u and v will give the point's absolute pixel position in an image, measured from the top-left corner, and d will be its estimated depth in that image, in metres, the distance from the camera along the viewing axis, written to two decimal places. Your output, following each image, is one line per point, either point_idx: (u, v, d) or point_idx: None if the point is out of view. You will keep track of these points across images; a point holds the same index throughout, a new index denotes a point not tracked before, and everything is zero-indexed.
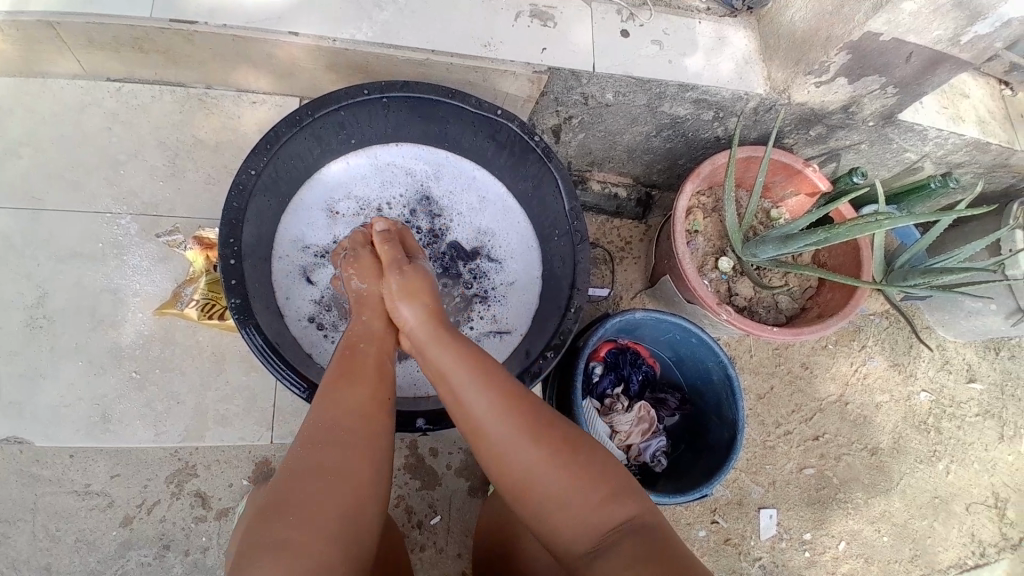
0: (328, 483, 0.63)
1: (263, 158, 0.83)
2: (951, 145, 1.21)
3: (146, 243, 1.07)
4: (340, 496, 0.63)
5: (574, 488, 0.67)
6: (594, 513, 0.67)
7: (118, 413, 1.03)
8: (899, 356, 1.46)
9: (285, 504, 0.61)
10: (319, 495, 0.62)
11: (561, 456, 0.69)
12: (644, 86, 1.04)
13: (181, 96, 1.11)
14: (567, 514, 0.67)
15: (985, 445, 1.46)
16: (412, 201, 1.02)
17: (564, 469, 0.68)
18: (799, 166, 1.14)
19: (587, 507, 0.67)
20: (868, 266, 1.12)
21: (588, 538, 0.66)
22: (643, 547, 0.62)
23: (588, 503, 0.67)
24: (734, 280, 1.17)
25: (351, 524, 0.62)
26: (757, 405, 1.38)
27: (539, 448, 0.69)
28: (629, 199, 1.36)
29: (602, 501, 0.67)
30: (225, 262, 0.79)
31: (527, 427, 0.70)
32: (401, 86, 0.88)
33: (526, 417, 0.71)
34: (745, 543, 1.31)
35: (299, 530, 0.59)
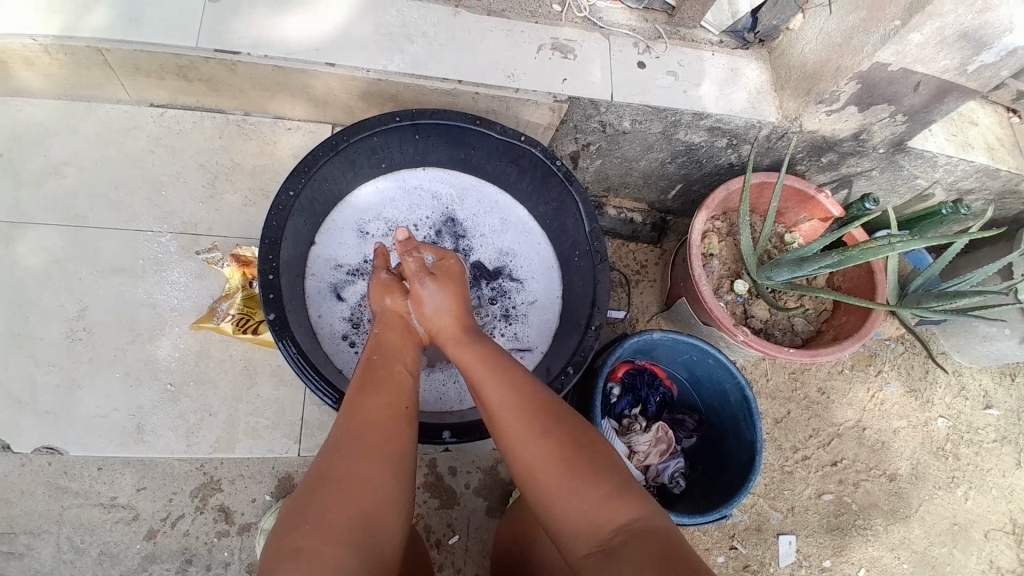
0: (348, 490, 0.65)
1: (301, 180, 0.87)
2: (962, 171, 1.24)
3: (185, 261, 1.11)
4: (357, 507, 0.64)
5: (581, 488, 0.68)
6: (598, 516, 0.67)
7: (151, 423, 1.05)
8: (916, 381, 1.46)
9: (306, 514, 0.63)
10: (339, 503, 0.64)
11: (569, 457, 0.70)
12: (660, 114, 1.09)
13: (220, 122, 1.17)
14: (574, 516, 0.67)
15: (1004, 471, 1.45)
16: (437, 222, 1.06)
17: (573, 469, 0.69)
18: (811, 192, 1.18)
19: (592, 509, 0.67)
20: (882, 289, 1.13)
21: (594, 539, 0.66)
22: (646, 550, 0.62)
23: (595, 503, 0.67)
24: (750, 302, 1.20)
25: (369, 535, 0.64)
26: (773, 429, 1.38)
27: (549, 448, 0.70)
28: (644, 224, 1.39)
29: (606, 501, 0.67)
30: (264, 277, 0.82)
31: (538, 429, 0.72)
32: (431, 113, 0.93)
33: (537, 418, 0.73)
34: (764, 569, 1.30)
35: (318, 540, 0.61)
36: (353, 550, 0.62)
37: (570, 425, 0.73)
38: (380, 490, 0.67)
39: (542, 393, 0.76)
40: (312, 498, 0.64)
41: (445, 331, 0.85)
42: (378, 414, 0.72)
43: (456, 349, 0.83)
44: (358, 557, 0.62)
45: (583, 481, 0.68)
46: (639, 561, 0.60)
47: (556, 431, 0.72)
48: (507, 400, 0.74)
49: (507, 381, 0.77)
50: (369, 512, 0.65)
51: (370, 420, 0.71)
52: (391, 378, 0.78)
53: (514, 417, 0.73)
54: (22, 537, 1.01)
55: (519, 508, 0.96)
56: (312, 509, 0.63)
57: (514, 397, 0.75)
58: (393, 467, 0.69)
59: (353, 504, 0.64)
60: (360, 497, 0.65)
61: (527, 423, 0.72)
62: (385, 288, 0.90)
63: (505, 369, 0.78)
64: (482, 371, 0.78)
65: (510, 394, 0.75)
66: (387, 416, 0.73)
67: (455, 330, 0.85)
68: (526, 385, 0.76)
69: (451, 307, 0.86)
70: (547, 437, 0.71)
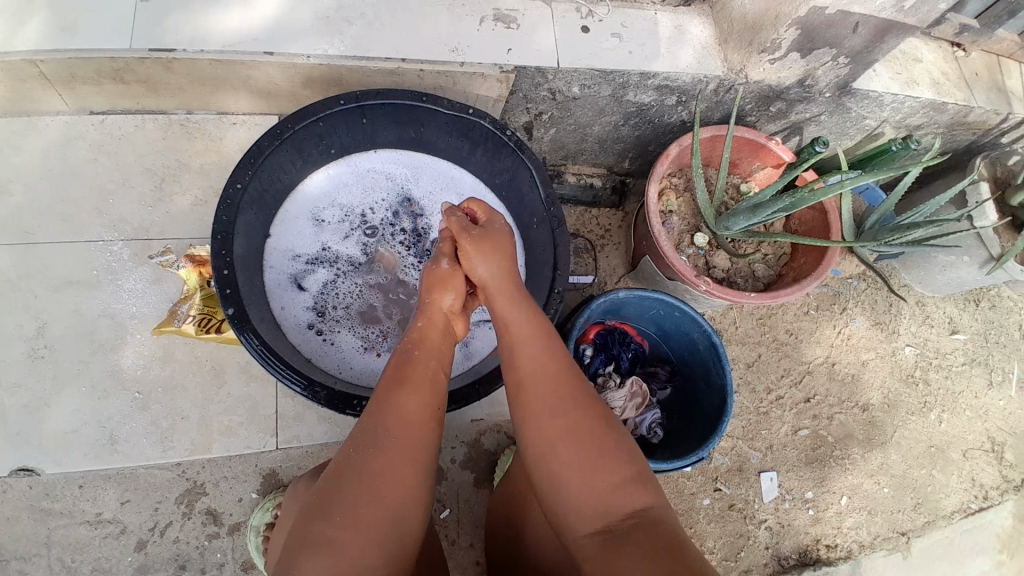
0: (376, 482, 0.66)
1: (248, 172, 0.86)
2: (908, 107, 1.27)
3: (139, 267, 1.09)
4: (384, 500, 0.66)
5: (597, 476, 0.70)
6: (609, 501, 0.69)
7: (124, 432, 1.04)
8: (880, 314, 1.51)
9: (333, 506, 0.64)
10: (366, 496, 0.65)
11: (588, 442, 0.71)
12: (607, 77, 1.09)
13: (164, 123, 1.14)
14: (583, 500, 0.69)
15: (976, 392, 1.51)
16: (393, 203, 1.07)
17: (591, 457, 0.70)
18: (762, 141, 1.19)
19: (604, 493, 0.69)
20: (836, 227, 1.16)
21: (601, 522, 0.68)
22: (654, 541, 0.64)
23: (607, 488, 0.69)
24: (711, 254, 1.22)
25: (395, 525, 0.66)
26: (746, 373, 1.41)
27: (571, 430, 0.72)
28: (604, 188, 1.40)
29: (617, 491, 0.69)
30: (218, 272, 0.81)
31: (563, 415, 0.73)
32: (375, 93, 0.91)
33: (564, 404, 0.73)
34: (749, 507, 1.34)
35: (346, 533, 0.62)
36: (377, 544, 0.63)
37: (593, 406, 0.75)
38: (406, 481, 0.68)
39: (571, 372, 0.77)
40: (338, 489, 0.66)
41: (500, 299, 0.85)
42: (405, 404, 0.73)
43: (512, 313, 0.83)
44: (383, 551, 0.64)
45: (600, 469, 0.70)
46: (645, 553, 0.63)
47: (581, 417, 0.73)
48: (538, 383, 0.75)
49: (541, 364, 0.77)
50: (396, 504, 0.66)
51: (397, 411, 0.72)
52: (420, 366, 0.78)
53: (544, 397, 0.74)
54: (11, 562, 1.00)
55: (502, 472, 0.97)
56: (340, 501, 0.65)
57: (544, 381, 0.76)
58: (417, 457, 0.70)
59: (380, 497, 0.66)
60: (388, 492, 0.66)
61: (554, 408, 0.73)
62: (435, 279, 0.89)
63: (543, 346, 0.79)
64: (526, 341, 0.80)
65: (548, 369, 0.76)
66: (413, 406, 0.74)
67: (506, 293, 0.86)
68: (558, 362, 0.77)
69: (501, 271, 0.87)
70: (571, 423, 0.72)
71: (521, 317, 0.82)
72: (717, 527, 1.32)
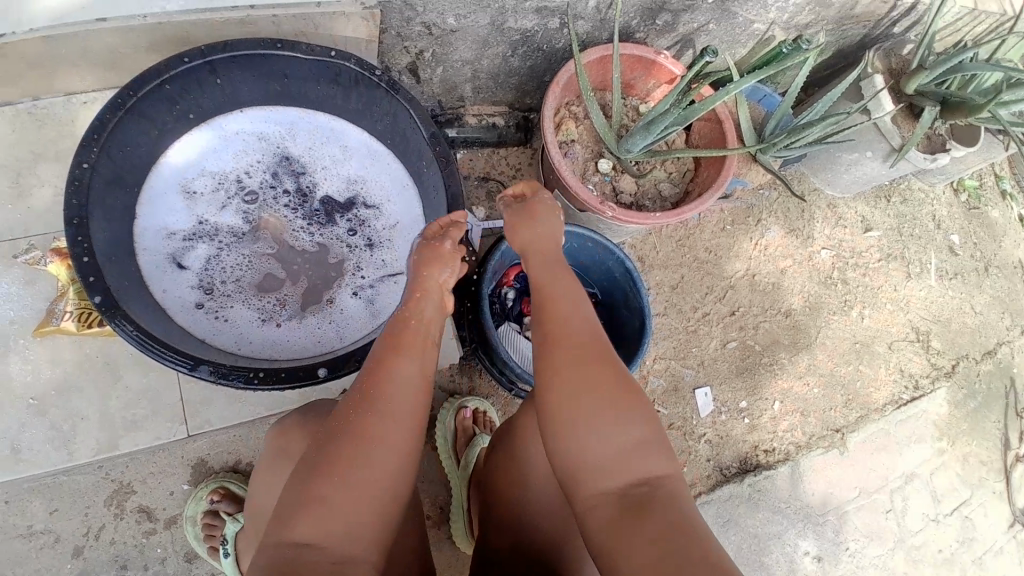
0: (371, 448, 0.67)
1: (94, 149, 0.80)
2: (793, 6, 1.26)
3: (9, 269, 1.01)
4: (378, 468, 0.66)
5: (611, 430, 0.69)
6: (625, 468, 0.67)
7: (26, 441, 1.00)
8: (794, 221, 1.54)
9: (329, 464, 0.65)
10: (363, 458, 0.66)
11: (612, 410, 0.69)
12: (481, 3, 1.04)
13: (9, 115, 1.02)
14: (590, 459, 0.68)
15: (894, 285, 1.60)
16: (272, 164, 1.02)
17: (605, 411, 0.69)
18: (651, 56, 1.17)
19: (619, 460, 0.68)
20: (732, 136, 1.16)
21: (612, 481, 0.67)
22: (663, 517, 0.62)
23: (618, 456, 0.68)
24: (617, 179, 1.21)
25: (385, 490, 0.67)
26: (671, 295, 1.43)
27: (597, 398, 0.70)
28: (508, 127, 1.37)
29: (630, 449, 0.68)
30: (78, 260, 0.76)
31: (584, 368, 0.72)
32: (224, 46, 0.85)
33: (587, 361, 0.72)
34: (688, 424, 1.40)
35: (337, 496, 0.63)
36: (368, 505, 0.65)
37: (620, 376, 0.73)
38: (400, 448, 0.68)
39: (605, 344, 0.76)
40: (333, 448, 0.66)
41: (544, 281, 0.84)
42: (407, 374, 0.73)
43: (559, 289, 0.82)
44: (370, 513, 0.65)
45: (614, 423, 0.69)
46: (655, 528, 0.61)
47: (600, 373, 0.71)
48: (569, 331, 0.76)
49: (567, 317, 0.78)
50: (389, 471, 0.67)
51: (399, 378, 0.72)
52: (419, 334, 0.78)
53: (568, 357, 0.73)
54: None
55: None
56: (334, 462, 0.65)
57: (573, 332, 0.76)
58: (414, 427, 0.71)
59: (373, 462, 0.66)
60: (376, 458, 0.66)
61: (575, 361, 0.73)
62: (441, 254, 0.86)
63: (583, 317, 0.78)
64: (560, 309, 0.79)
65: (580, 338, 0.75)
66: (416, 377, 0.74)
67: (547, 272, 0.85)
68: (593, 333, 0.76)
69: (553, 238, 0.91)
70: (590, 375, 0.71)
71: (563, 292, 0.82)
72: None
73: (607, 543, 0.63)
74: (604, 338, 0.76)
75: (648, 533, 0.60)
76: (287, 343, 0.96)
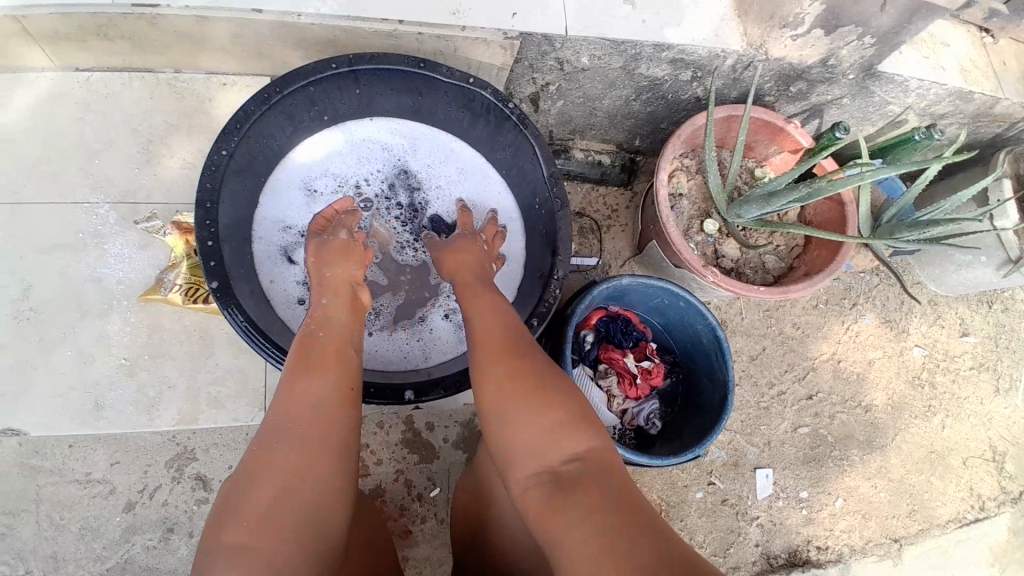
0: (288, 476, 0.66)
1: (235, 139, 0.82)
2: (935, 95, 1.20)
3: (126, 232, 1.06)
4: (302, 491, 0.66)
5: (535, 423, 0.70)
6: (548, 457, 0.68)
7: (110, 399, 1.04)
8: (891, 313, 1.48)
9: (245, 501, 0.64)
10: (281, 487, 0.65)
11: (538, 406, 0.70)
12: (618, 47, 1.03)
13: (151, 81, 1.09)
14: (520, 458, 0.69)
15: (981, 398, 1.49)
16: (390, 175, 1.04)
17: (522, 410, 0.70)
18: (780, 124, 1.13)
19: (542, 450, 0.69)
20: (853, 221, 1.12)
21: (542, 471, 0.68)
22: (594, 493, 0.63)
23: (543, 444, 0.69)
24: (721, 242, 1.17)
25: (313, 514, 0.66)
26: (749, 366, 1.40)
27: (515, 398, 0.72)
28: (613, 165, 1.33)
29: (555, 435, 0.69)
30: (203, 244, 0.79)
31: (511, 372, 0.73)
32: (371, 57, 0.86)
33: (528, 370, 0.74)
34: (742, 503, 1.36)
35: (261, 530, 0.62)
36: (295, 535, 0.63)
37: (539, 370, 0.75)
38: (322, 468, 0.68)
39: (520, 341, 0.78)
40: (247, 484, 0.66)
41: (470, 281, 0.88)
42: (320, 394, 0.73)
43: (472, 298, 0.85)
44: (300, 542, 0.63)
45: (537, 413, 0.70)
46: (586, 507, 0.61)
47: (516, 371, 0.73)
48: (484, 334, 0.79)
49: (491, 321, 0.81)
50: (315, 490, 0.67)
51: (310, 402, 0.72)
52: (327, 346, 0.79)
53: (492, 365, 0.75)
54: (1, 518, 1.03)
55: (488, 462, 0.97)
56: (247, 500, 0.64)
57: (490, 333, 0.79)
58: (340, 448, 0.71)
59: (296, 486, 0.66)
60: (300, 486, 0.66)
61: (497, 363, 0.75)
62: (339, 249, 0.89)
63: (495, 319, 0.81)
64: (480, 316, 0.82)
65: (493, 342, 0.78)
66: (332, 394, 0.74)
67: (471, 277, 0.88)
68: (505, 333, 0.79)
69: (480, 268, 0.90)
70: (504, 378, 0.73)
71: (485, 301, 0.84)
72: (708, 522, 1.34)
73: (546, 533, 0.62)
74: (518, 338, 0.79)
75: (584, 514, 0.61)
76: (376, 354, 0.98)
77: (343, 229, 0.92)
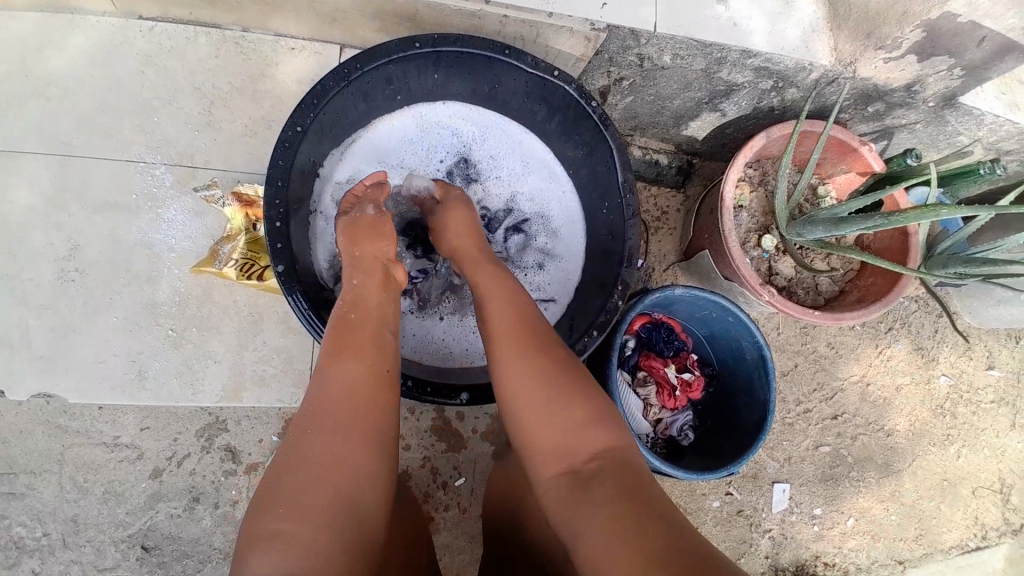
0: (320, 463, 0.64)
1: (309, 114, 0.81)
2: (1004, 132, 1.17)
3: (182, 197, 1.03)
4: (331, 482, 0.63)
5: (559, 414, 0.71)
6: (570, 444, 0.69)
7: (153, 370, 1.03)
8: (924, 340, 1.47)
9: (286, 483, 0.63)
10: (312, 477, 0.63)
11: (555, 391, 0.72)
12: (705, 50, 0.98)
13: (216, 39, 1.04)
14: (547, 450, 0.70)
15: (997, 431, 1.50)
16: (454, 164, 1.03)
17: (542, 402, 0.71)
18: (855, 145, 1.10)
19: (566, 439, 0.70)
20: (914, 252, 1.11)
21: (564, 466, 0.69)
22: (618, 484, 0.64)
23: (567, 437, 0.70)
24: (776, 259, 1.15)
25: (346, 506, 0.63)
26: (780, 382, 1.40)
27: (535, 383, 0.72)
28: (670, 167, 1.32)
29: (580, 427, 0.70)
30: (271, 223, 0.79)
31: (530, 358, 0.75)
32: (455, 39, 0.85)
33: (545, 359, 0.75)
34: (757, 515, 1.37)
35: (299, 523, 0.60)
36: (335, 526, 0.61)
37: (552, 353, 0.76)
38: (358, 455, 0.66)
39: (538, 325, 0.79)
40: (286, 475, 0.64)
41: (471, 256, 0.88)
42: (352, 376, 0.71)
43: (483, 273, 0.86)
44: (340, 527, 0.62)
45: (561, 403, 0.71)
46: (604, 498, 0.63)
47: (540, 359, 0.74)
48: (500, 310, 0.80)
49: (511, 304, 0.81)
50: (355, 483, 0.65)
51: (344, 383, 0.70)
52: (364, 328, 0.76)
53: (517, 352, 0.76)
54: (24, 476, 1.01)
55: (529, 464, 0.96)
56: (283, 485, 0.63)
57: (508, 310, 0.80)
58: (375, 429, 0.68)
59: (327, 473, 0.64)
60: (338, 474, 0.64)
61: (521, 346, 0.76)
62: (373, 228, 0.86)
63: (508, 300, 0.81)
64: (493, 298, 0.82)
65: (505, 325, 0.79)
66: (361, 376, 0.71)
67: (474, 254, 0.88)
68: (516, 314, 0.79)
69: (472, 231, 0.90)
70: (523, 358, 0.75)
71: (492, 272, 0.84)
72: (722, 531, 1.36)
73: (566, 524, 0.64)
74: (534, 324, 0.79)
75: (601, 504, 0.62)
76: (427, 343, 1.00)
77: (371, 205, 0.89)
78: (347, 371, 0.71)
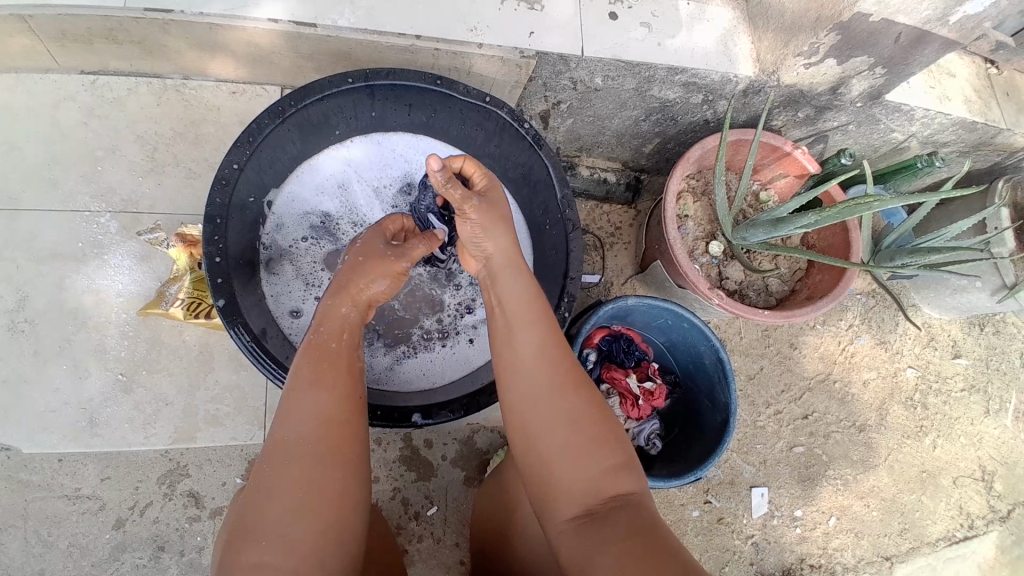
0: (300, 490, 0.63)
1: (246, 152, 0.89)
2: (938, 124, 1.21)
3: (127, 242, 1.06)
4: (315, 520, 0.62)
5: (579, 456, 0.68)
6: (591, 485, 0.67)
7: (105, 416, 1.03)
8: (886, 333, 1.50)
9: (266, 500, 0.63)
10: (289, 498, 0.63)
11: (573, 438, 0.68)
12: (633, 69, 1.02)
13: (158, 88, 1.09)
14: (564, 488, 0.67)
15: (972, 419, 1.51)
16: (399, 192, 1.06)
17: (561, 444, 0.68)
18: (787, 149, 1.13)
19: (584, 479, 0.67)
20: (857, 247, 1.14)
21: (585, 505, 0.66)
22: (633, 523, 0.63)
23: (588, 477, 0.67)
24: (725, 264, 1.19)
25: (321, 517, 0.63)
26: (747, 385, 1.42)
27: (558, 415, 0.70)
28: (618, 183, 1.34)
29: (603, 473, 0.68)
30: (211, 260, 0.87)
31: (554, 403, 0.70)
32: (387, 73, 0.94)
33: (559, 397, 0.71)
34: (737, 521, 1.36)
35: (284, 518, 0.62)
36: (310, 543, 0.61)
37: (569, 395, 0.71)
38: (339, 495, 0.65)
39: (563, 361, 0.74)
40: (272, 490, 0.64)
41: (503, 271, 0.81)
42: (321, 409, 0.69)
43: (508, 280, 0.80)
44: (325, 538, 0.62)
45: (583, 453, 0.68)
46: (624, 537, 0.61)
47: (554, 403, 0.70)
48: (527, 347, 0.74)
49: (530, 336, 0.75)
50: (335, 526, 0.63)
51: (327, 413, 0.69)
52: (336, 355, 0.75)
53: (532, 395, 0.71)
54: None
55: (492, 491, 0.97)
56: (273, 489, 0.63)
57: (532, 343, 0.74)
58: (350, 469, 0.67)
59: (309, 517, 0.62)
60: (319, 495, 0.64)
61: (548, 383, 0.71)
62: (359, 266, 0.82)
63: (537, 333, 0.75)
64: (514, 335, 0.76)
65: (519, 364, 0.74)
66: (332, 412, 0.69)
67: (501, 264, 0.81)
68: (541, 343, 0.74)
69: (505, 243, 0.81)
70: (553, 401, 0.70)
71: (517, 291, 0.79)
72: (704, 541, 1.34)
73: (579, 563, 0.62)
74: (550, 360, 0.74)
75: (619, 540, 0.61)
76: (386, 375, 1.03)
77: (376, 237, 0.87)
78: (309, 401, 0.69)
